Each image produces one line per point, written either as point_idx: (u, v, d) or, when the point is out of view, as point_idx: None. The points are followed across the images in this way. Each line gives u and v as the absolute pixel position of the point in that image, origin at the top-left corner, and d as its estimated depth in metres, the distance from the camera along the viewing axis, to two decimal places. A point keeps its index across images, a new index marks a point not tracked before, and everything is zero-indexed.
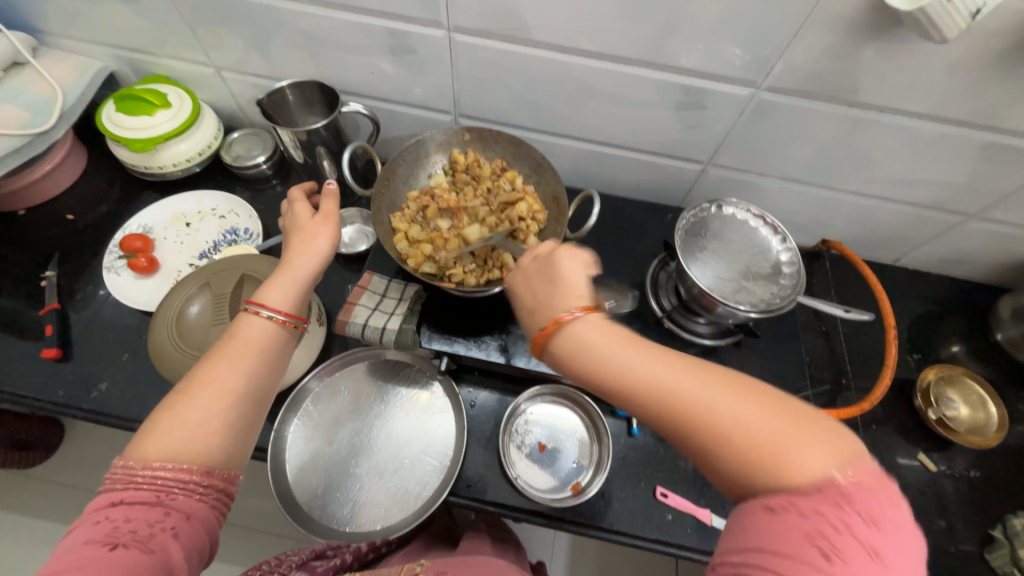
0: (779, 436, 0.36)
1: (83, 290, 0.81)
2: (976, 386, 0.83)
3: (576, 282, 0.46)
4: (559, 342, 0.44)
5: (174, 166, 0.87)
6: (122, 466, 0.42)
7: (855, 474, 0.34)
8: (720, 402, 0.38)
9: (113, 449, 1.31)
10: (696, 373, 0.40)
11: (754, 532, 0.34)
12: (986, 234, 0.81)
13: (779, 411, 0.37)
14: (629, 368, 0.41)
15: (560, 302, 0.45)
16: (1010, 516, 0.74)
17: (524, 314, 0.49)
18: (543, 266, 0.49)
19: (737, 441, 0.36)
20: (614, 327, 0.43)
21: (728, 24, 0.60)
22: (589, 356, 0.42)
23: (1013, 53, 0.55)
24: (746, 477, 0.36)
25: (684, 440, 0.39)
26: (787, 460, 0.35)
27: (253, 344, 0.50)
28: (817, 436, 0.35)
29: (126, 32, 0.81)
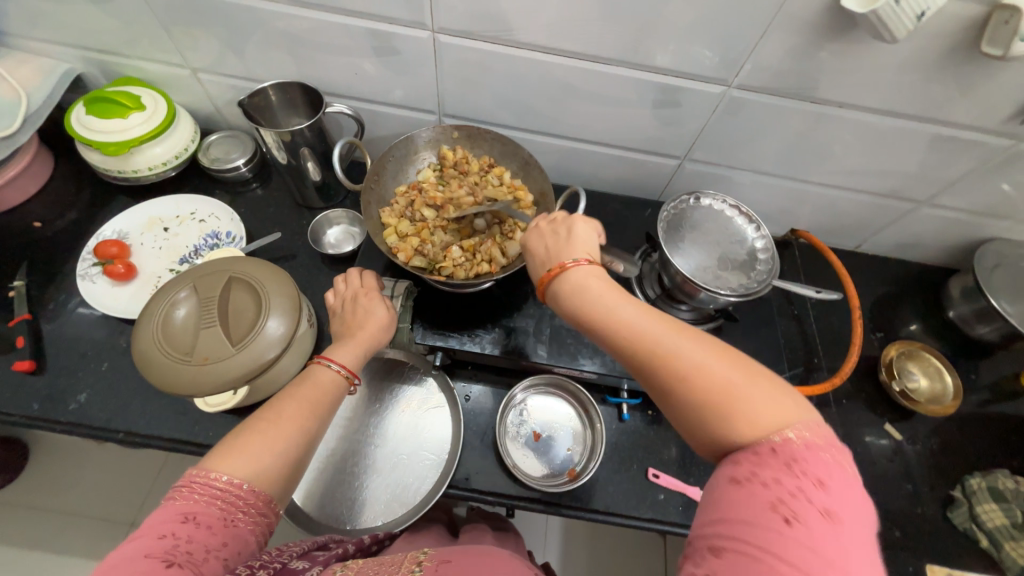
0: (743, 392, 0.40)
1: (55, 299, 0.78)
2: (933, 359, 0.90)
3: (582, 238, 0.52)
4: (560, 283, 0.50)
5: (149, 170, 0.85)
6: (202, 478, 0.45)
7: (803, 433, 0.37)
8: (694, 356, 0.42)
9: (85, 466, 1.25)
10: (677, 328, 0.44)
11: (719, 505, 0.36)
12: (936, 219, 0.88)
13: (744, 371, 0.41)
14: (614, 314, 0.46)
15: (566, 253, 0.51)
16: (967, 477, 0.80)
17: (534, 268, 0.54)
18: (556, 228, 0.54)
19: (699, 389, 0.40)
20: (610, 279, 0.49)
21: (698, 27, 0.63)
22: (588, 296, 0.48)
23: (954, 54, 0.61)
24: (710, 429, 0.40)
25: (656, 387, 0.43)
26: (742, 407, 0.39)
27: (322, 390, 0.57)
28: (772, 394, 0.40)
29: (96, 33, 0.78)
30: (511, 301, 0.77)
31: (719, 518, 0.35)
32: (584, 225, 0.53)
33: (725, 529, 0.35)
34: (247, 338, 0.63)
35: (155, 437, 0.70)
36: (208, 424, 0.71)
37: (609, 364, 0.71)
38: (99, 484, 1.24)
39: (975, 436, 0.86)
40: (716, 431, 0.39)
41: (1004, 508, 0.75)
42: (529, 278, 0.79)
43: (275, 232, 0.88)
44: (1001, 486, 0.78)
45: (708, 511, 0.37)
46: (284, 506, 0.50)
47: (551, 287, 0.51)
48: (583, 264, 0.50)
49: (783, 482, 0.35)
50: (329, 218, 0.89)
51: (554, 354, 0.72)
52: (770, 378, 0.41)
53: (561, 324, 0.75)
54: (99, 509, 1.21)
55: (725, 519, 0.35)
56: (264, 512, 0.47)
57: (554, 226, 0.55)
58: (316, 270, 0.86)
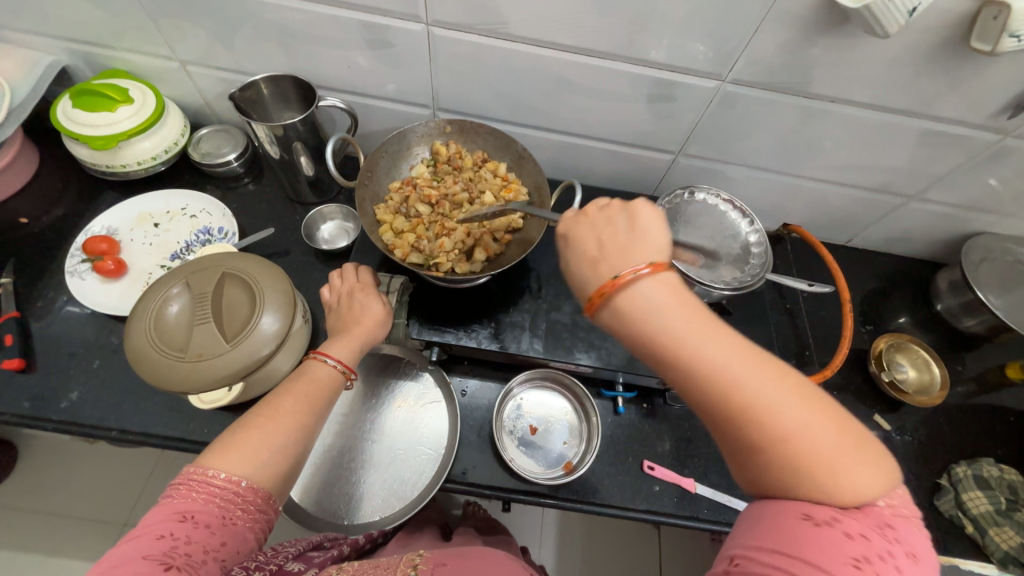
0: (843, 454, 0.37)
1: (43, 297, 0.77)
2: (921, 350, 0.92)
3: (650, 241, 0.46)
4: (623, 300, 0.44)
5: (138, 165, 0.84)
6: (199, 476, 0.45)
7: (892, 501, 0.36)
8: (788, 402, 0.38)
9: (75, 467, 1.24)
10: (764, 370, 0.39)
11: (795, 541, 0.35)
12: (924, 214, 0.90)
13: (843, 427, 0.38)
14: (694, 340, 0.41)
15: (630, 261, 0.45)
16: (954, 466, 0.82)
17: (583, 264, 0.49)
18: (618, 224, 0.48)
19: (793, 445, 0.37)
20: (685, 298, 0.43)
21: (693, 22, 0.63)
22: (655, 322, 0.42)
23: (943, 51, 0.62)
24: (792, 490, 0.37)
25: (732, 429, 0.39)
26: (842, 478, 0.36)
27: (318, 386, 0.57)
28: (871, 464, 0.37)
29: (81, 24, 0.77)
30: (507, 295, 0.77)
31: (784, 551, 0.35)
32: (648, 214, 0.48)
33: (793, 566, 0.34)
34: (241, 334, 0.62)
35: (148, 435, 0.69)
36: (202, 421, 0.70)
37: (605, 358, 0.72)
38: (90, 485, 1.23)
39: (961, 425, 0.88)
40: (803, 490, 0.36)
41: (988, 495, 0.77)
42: (525, 273, 0.79)
43: (268, 228, 0.88)
44: (986, 474, 0.80)
45: (776, 539, 0.36)
46: (284, 501, 0.50)
47: (611, 301, 0.44)
48: (653, 273, 0.44)
49: (872, 541, 0.34)
50: (323, 213, 0.89)
51: (550, 348, 0.72)
52: (868, 439, 0.38)
53: (557, 319, 0.75)
54: (91, 511, 1.20)
55: (794, 555, 0.34)
56: (264, 509, 0.47)
57: (619, 223, 0.48)
58: (310, 266, 0.85)
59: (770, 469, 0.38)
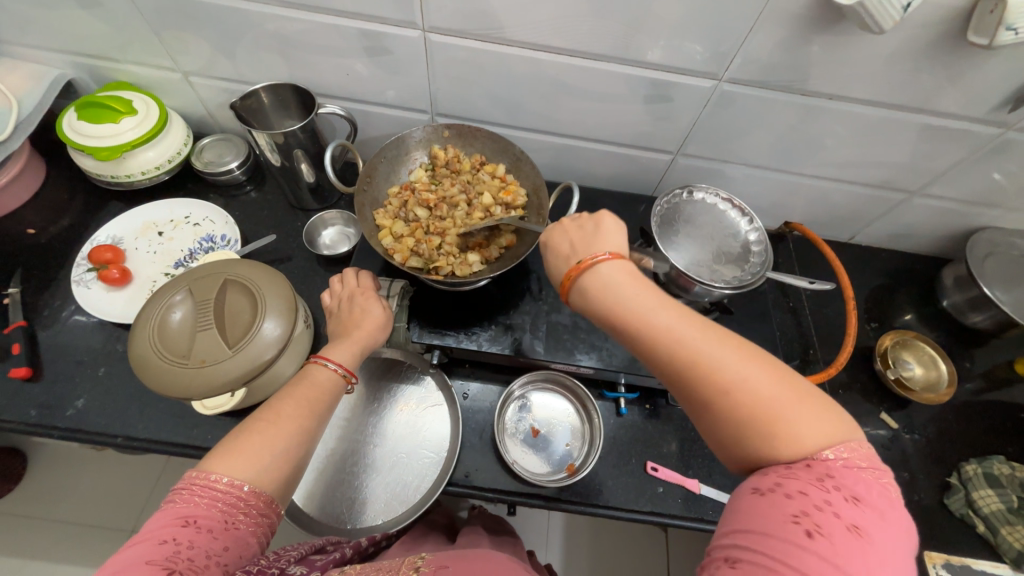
0: (787, 406, 0.39)
1: (50, 306, 0.78)
2: (928, 347, 0.91)
3: (607, 231, 0.50)
4: (584, 284, 0.48)
5: (142, 175, 0.85)
6: (202, 480, 0.46)
7: (845, 453, 0.38)
8: (736, 362, 0.41)
9: (83, 475, 1.25)
10: (711, 335, 0.43)
11: (746, 516, 0.36)
12: (927, 209, 0.89)
13: (786, 382, 0.40)
14: (650, 315, 0.44)
15: (587, 249, 0.49)
16: (963, 463, 0.81)
17: (555, 259, 0.52)
18: (584, 225, 0.52)
19: (742, 401, 0.40)
20: (638, 275, 0.47)
21: (688, 22, 0.64)
22: (615, 300, 0.46)
23: (941, 46, 0.62)
24: (751, 446, 0.39)
25: (691, 393, 0.42)
26: (787, 430, 0.38)
27: (320, 390, 0.57)
28: (816, 413, 0.39)
29: (86, 38, 0.78)
30: (507, 298, 0.77)
31: (737, 529, 0.36)
32: (612, 223, 0.51)
33: (742, 538, 0.35)
34: (243, 341, 0.62)
35: (153, 441, 0.70)
36: (206, 426, 0.71)
37: (606, 358, 0.72)
38: (97, 492, 1.24)
39: (971, 423, 0.86)
40: (760, 446, 0.39)
41: (1000, 493, 0.76)
42: (525, 275, 0.80)
43: (270, 235, 0.88)
44: (996, 472, 0.78)
45: (732, 521, 0.37)
46: (286, 505, 0.50)
47: (576, 286, 0.48)
48: (611, 258, 0.47)
49: (810, 495, 0.35)
50: (324, 219, 0.89)
51: (551, 350, 0.72)
52: (812, 393, 0.40)
53: (558, 320, 0.75)
54: (98, 519, 1.21)
55: (744, 529, 0.36)
56: (266, 513, 0.47)
57: (581, 221, 0.52)
58: (312, 271, 0.86)
59: (727, 426, 0.40)
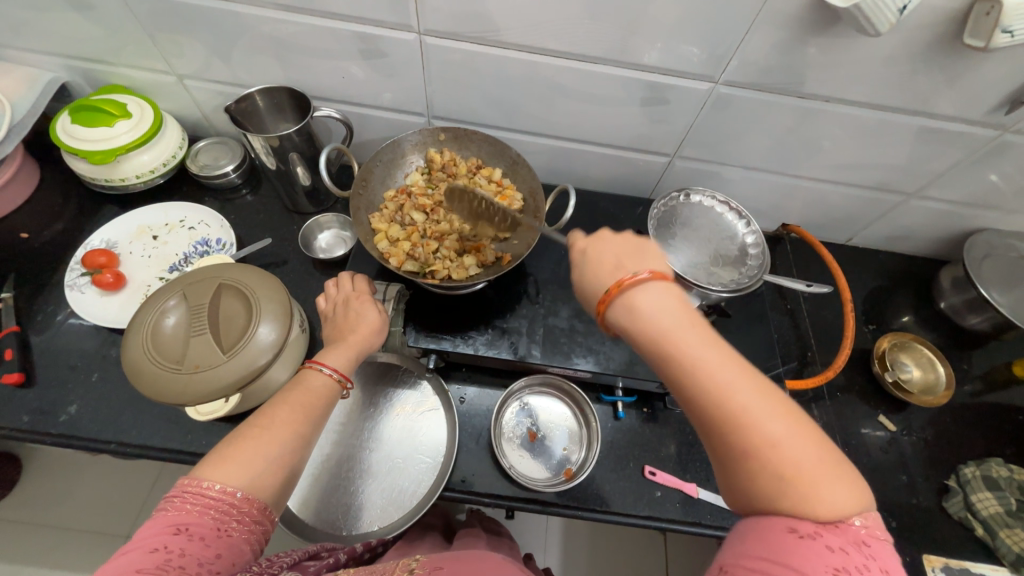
0: (817, 466, 0.38)
1: (43, 311, 0.78)
2: (925, 349, 0.91)
3: (655, 260, 0.50)
4: (625, 302, 0.47)
5: (136, 178, 0.84)
6: (193, 487, 0.45)
7: (868, 521, 0.38)
8: (772, 412, 0.40)
9: (78, 480, 1.24)
10: (753, 381, 0.42)
11: (780, 550, 0.36)
12: (925, 211, 0.89)
13: (819, 444, 0.40)
14: (692, 348, 0.44)
15: (633, 270, 0.49)
16: (961, 466, 0.80)
17: (594, 275, 0.52)
18: (631, 246, 0.52)
19: (773, 453, 0.39)
20: (685, 306, 0.46)
21: (684, 24, 0.63)
22: (657, 323, 0.45)
23: (938, 49, 0.61)
24: (775, 500, 0.39)
25: (720, 433, 0.41)
26: (817, 489, 0.38)
27: (315, 395, 0.56)
28: (845, 480, 0.39)
29: (80, 42, 0.78)
30: (504, 302, 0.77)
31: (769, 558, 0.36)
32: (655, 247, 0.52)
33: (778, 571, 0.35)
34: (237, 346, 0.62)
35: (148, 447, 0.69)
36: (201, 432, 0.70)
37: (603, 362, 0.71)
38: (93, 496, 1.23)
39: (969, 425, 0.86)
40: (780, 497, 0.38)
41: (998, 496, 0.76)
42: (522, 278, 0.79)
43: (266, 238, 0.88)
44: (995, 474, 0.78)
45: (764, 549, 0.37)
46: (281, 512, 0.50)
47: (618, 301, 0.48)
48: (658, 280, 0.47)
49: (850, 554, 0.36)
50: (320, 222, 0.89)
51: (548, 353, 0.72)
52: (842, 461, 0.40)
53: (555, 324, 0.75)
54: (93, 523, 1.20)
55: (780, 563, 0.36)
56: (260, 520, 0.47)
57: (626, 244, 0.53)
58: (308, 275, 0.85)
59: (753, 473, 0.39)
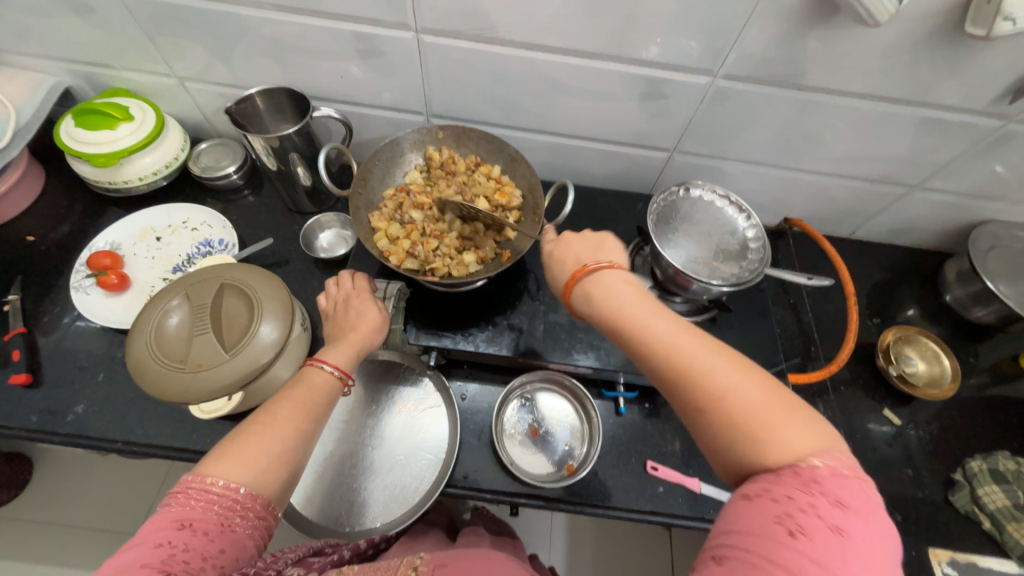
0: (772, 412, 0.39)
1: (50, 313, 0.79)
2: (930, 343, 0.90)
3: (610, 248, 0.53)
4: (583, 290, 0.50)
5: (140, 180, 0.85)
6: (197, 482, 0.46)
7: (829, 461, 0.37)
8: (723, 368, 0.42)
9: (88, 479, 1.25)
10: (704, 344, 0.43)
11: (731, 519, 0.36)
12: (928, 203, 0.88)
13: (774, 391, 0.40)
14: (646, 321, 0.46)
15: (589, 259, 0.52)
16: (968, 460, 0.80)
17: (558, 266, 0.54)
18: (588, 237, 0.55)
19: (727, 406, 0.40)
20: (638, 287, 0.49)
21: (681, 17, 0.63)
22: (613, 303, 0.48)
23: (939, 38, 0.61)
24: (736, 452, 0.39)
25: (677, 393, 0.43)
26: (773, 434, 0.38)
27: (318, 392, 0.57)
28: (802, 422, 0.39)
29: (82, 46, 0.78)
30: (505, 299, 0.77)
31: (725, 529, 0.36)
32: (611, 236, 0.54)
33: (732, 538, 0.35)
34: (239, 344, 0.62)
35: (154, 446, 0.70)
36: (205, 431, 0.71)
37: (604, 357, 0.71)
38: (101, 495, 1.24)
39: (976, 419, 0.85)
40: (740, 448, 0.39)
41: (1006, 489, 0.75)
42: (522, 275, 0.80)
43: (268, 238, 0.89)
44: (1002, 467, 0.77)
45: (721, 524, 0.36)
46: (283, 509, 0.50)
47: (578, 290, 0.50)
48: (612, 268, 0.50)
49: (798, 499, 0.34)
50: (321, 222, 0.90)
51: (548, 350, 0.72)
52: (800, 404, 0.40)
53: (555, 320, 0.75)
54: (101, 522, 1.22)
55: (732, 530, 0.35)
56: (263, 516, 0.47)
57: (585, 237, 0.55)
58: (310, 274, 0.86)
59: (713, 427, 0.40)
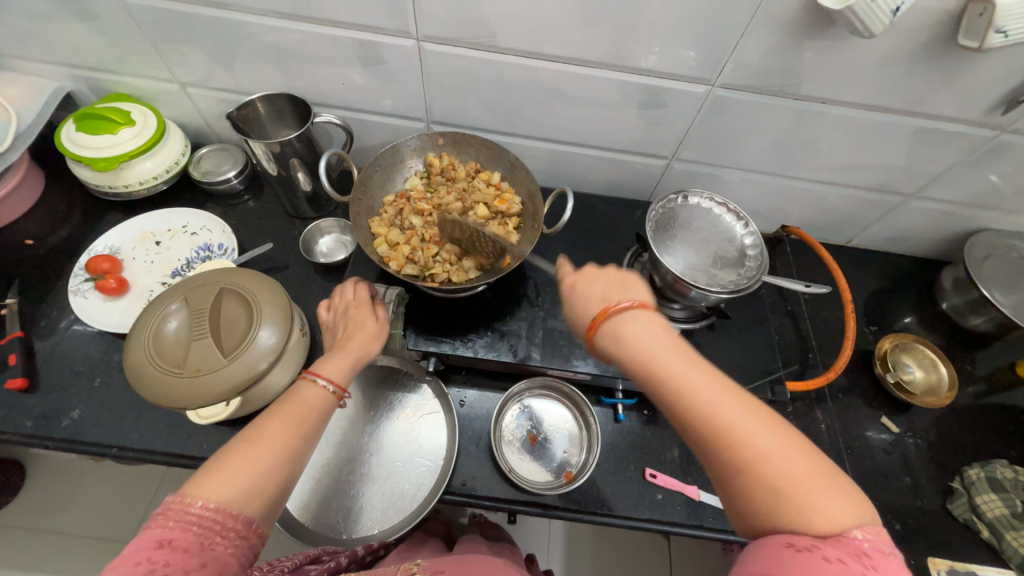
0: (811, 479, 0.39)
1: (47, 316, 0.78)
2: (927, 350, 0.90)
3: (637, 287, 0.52)
4: (613, 330, 0.49)
5: (140, 185, 0.85)
6: (177, 502, 0.45)
7: (870, 534, 0.37)
8: (760, 427, 0.42)
9: (81, 485, 1.24)
10: (740, 400, 0.43)
11: (777, 566, 0.36)
12: (924, 212, 0.89)
13: (811, 457, 0.41)
14: (681, 372, 0.45)
15: (618, 297, 0.51)
16: (966, 468, 0.80)
17: (582, 302, 0.54)
18: (615, 276, 0.54)
19: (766, 471, 0.40)
20: (669, 333, 0.48)
21: (680, 28, 0.64)
22: (644, 348, 0.47)
23: (933, 50, 0.62)
24: (773, 519, 0.39)
25: (709, 448, 0.43)
26: (812, 503, 0.38)
27: (308, 407, 0.56)
28: (841, 493, 0.39)
29: (85, 52, 0.79)
30: (504, 304, 0.77)
31: (767, 573, 0.36)
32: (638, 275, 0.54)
33: None
34: (238, 349, 0.62)
35: (149, 452, 0.69)
36: (202, 437, 0.71)
37: (603, 364, 0.71)
38: (95, 501, 1.23)
39: (974, 427, 0.86)
40: (778, 514, 0.39)
41: (1004, 498, 0.75)
42: (521, 281, 0.80)
43: (267, 243, 0.89)
44: (1000, 476, 0.78)
45: (761, 566, 0.37)
46: (268, 527, 0.49)
47: (606, 332, 0.49)
48: (642, 308, 0.49)
49: (850, 565, 0.35)
50: (321, 227, 0.90)
51: (547, 356, 0.72)
52: (836, 472, 0.41)
53: (554, 326, 0.75)
54: (95, 528, 1.20)
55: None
56: (246, 534, 0.47)
57: (614, 278, 0.54)
58: (309, 280, 0.86)
59: (748, 489, 0.41)
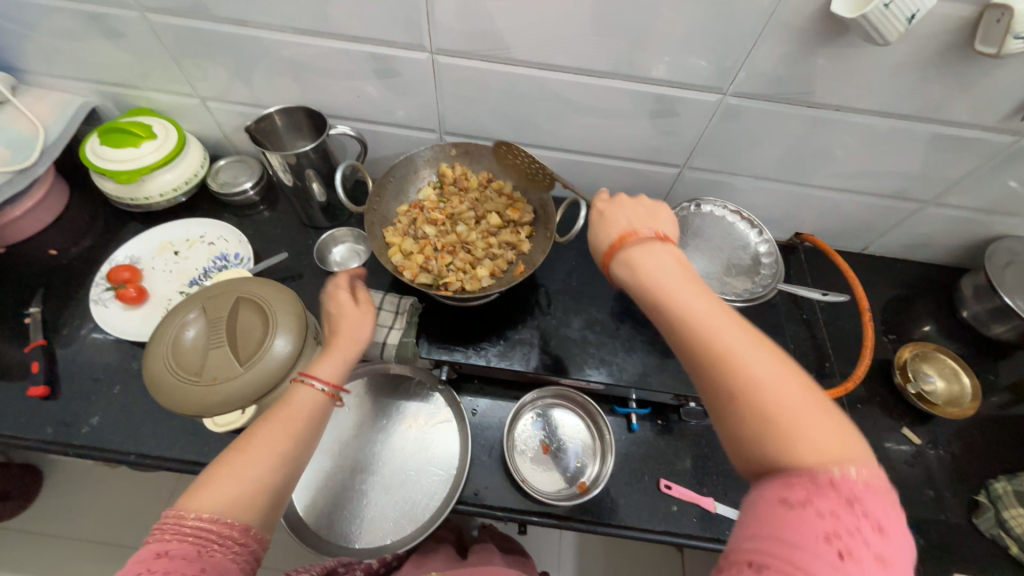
0: (801, 410, 0.38)
1: (69, 325, 0.80)
2: (948, 359, 0.88)
3: (661, 223, 0.55)
4: (627, 254, 0.51)
5: (160, 197, 0.87)
6: (172, 515, 0.45)
7: (864, 474, 0.36)
8: (757, 353, 0.41)
9: (96, 491, 1.26)
10: (740, 326, 0.43)
11: (770, 524, 0.35)
12: (943, 219, 0.88)
13: (806, 389, 0.39)
14: (684, 297, 0.46)
15: (638, 226, 0.53)
16: (991, 481, 0.77)
17: (604, 229, 0.56)
18: (641, 211, 0.56)
19: (754, 390, 0.39)
20: (682, 262, 0.49)
21: (692, 37, 0.64)
22: (654, 272, 0.49)
23: (950, 57, 0.61)
24: (758, 445, 0.38)
25: (699, 368, 0.43)
26: (800, 432, 0.37)
27: (300, 412, 0.55)
28: (833, 427, 0.38)
29: (111, 68, 0.82)
30: (516, 313, 0.77)
31: (761, 536, 0.35)
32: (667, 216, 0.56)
33: (768, 546, 0.34)
34: (255, 358, 0.63)
35: (166, 458, 0.70)
36: (217, 444, 0.71)
37: (616, 373, 0.71)
38: (110, 508, 1.24)
39: (999, 438, 0.83)
40: (762, 440, 0.38)
41: None
42: (534, 290, 0.80)
43: (283, 253, 0.90)
44: None
45: (754, 529, 0.36)
46: (268, 533, 0.49)
47: (621, 255, 0.52)
48: (660, 240, 0.51)
49: (842, 518, 0.33)
50: (334, 236, 0.91)
51: (560, 364, 0.72)
52: (834, 409, 0.39)
53: (566, 334, 0.75)
54: (110, 535, 1.22)
55: (771, 536, 0.34)
56: (243, 540, 0.46)
57: (642, 209, 0.56)
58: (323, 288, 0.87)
59: (735, 409, 0.40)
